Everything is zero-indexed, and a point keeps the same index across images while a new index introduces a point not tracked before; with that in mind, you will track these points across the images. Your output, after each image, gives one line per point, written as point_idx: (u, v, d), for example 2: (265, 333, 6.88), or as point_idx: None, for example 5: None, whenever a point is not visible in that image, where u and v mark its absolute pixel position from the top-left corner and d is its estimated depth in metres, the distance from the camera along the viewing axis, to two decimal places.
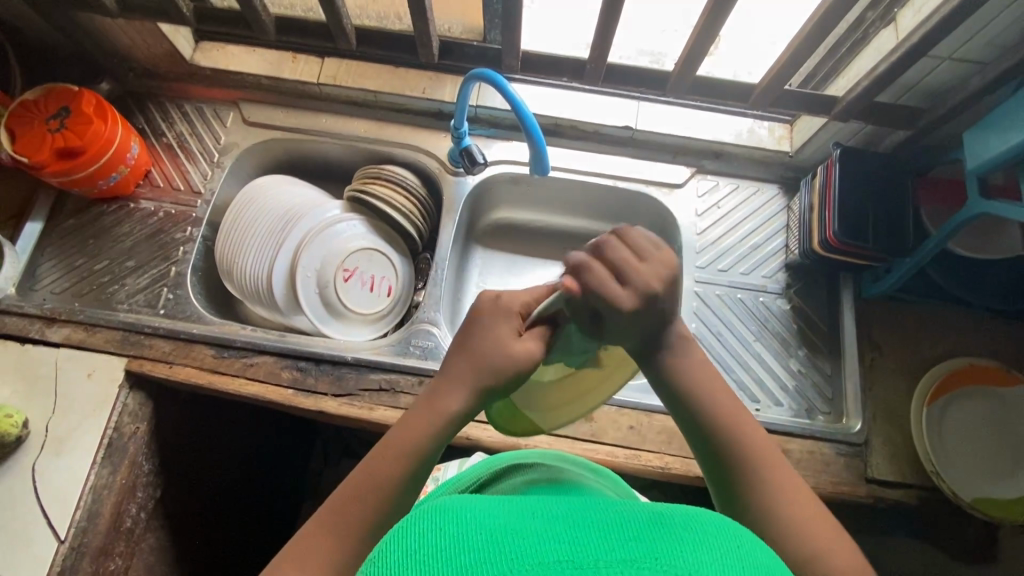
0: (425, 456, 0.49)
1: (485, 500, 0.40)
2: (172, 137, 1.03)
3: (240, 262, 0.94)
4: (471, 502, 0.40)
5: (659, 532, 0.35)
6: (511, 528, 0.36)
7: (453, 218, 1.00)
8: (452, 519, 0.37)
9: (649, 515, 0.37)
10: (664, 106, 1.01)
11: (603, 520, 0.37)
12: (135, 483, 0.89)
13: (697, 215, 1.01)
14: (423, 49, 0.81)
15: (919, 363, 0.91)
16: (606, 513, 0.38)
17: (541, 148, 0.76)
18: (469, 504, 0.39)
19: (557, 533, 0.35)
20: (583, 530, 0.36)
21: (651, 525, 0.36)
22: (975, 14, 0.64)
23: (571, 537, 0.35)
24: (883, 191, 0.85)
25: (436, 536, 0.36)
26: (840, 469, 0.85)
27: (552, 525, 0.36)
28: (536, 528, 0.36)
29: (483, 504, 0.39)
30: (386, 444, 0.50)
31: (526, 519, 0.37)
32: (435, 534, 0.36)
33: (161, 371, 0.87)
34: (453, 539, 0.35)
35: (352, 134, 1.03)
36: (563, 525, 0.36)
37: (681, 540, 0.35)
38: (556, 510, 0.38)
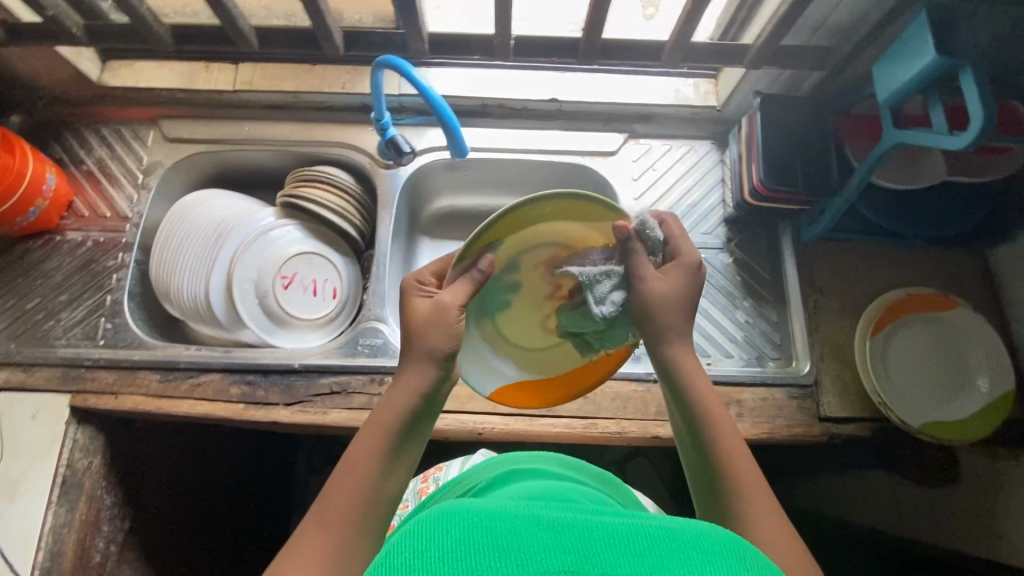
0: (405, 425, 0.54)
1: (494, 504, 0.41)
2: (92, 163, 1.00)
3: (177, 282, 0.92)
4: (483, 504, 0.41)
5: (664, 549, 0.37)
6: (518, 536, 0.37)
7: (390, 211, 0.99)
8: (461, 522, 0.38)
9: (657, 529, 0.39)
10: (588, 75, 1.01)
11: (610, 533, 0.38)
12: (98, 518, 0.88)
13: (633, 180, 1.01)
14: (325, 43, 0.78)
15: (861, 299, 0.92)
16: (615, 524, 0.39)
17: (455, 129, 0.74)
18: (480, 507, 0.40)
19: (562, 543, 0.37)
20: (586, 541, 0.37)
21: (656, 539, 0.38)
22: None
23: (575, 552, 0.36)
24: (806, 135, 0.86)
25: (443, 538, 0.37)
26: (794, 412, 0.86)
27: (556, 533, 0.38)
28: (541, 536, 0.37)
29: (493, 508, 0.40)
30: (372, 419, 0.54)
31: (533, 525, 0.39)
32: (443, 534, 0.37)
33: (107, 403, 0.85)
34: (461, 543, 0.36)
35: (278, 139, 1.01)
36: (568, 539, 0.37)
37: (685, 559, 0.36)
38: (565, 519, 0.40)
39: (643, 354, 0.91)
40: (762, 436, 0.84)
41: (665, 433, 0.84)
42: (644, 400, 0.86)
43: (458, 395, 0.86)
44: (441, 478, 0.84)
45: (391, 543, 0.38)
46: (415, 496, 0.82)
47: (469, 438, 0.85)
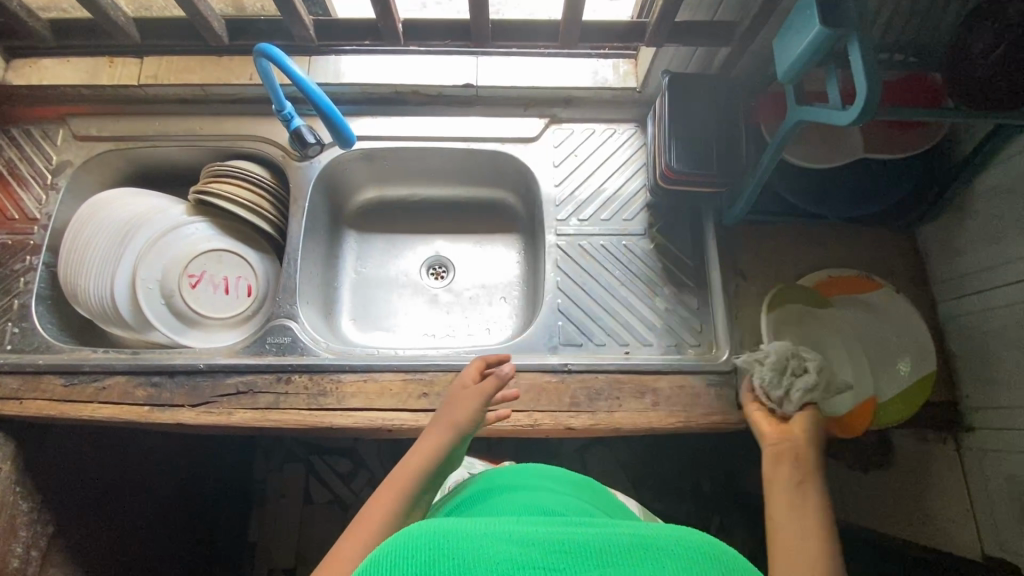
0: (442, 460, 0.67)
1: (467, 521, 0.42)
2: (1, 165, 0.98)
3: (83, 283, 0.90)
4: (451, 523, 0.42)
5: (638, 559, 0.38)
6: (487, 557, 0.38)
7: (302, 205, 0.96)
8: (442, 544, 0.39)
9: (632, 538, 0.40)
10: (504, 56, 0.97)
11: (583, 545, 0.39)
12: (13, 524, 0.88)
13: (554, 166, 0.98)
14: (206, 32, 0.76)
15: (784, 283, 0.90)
16: (588, 536, 0.40)
17: (339, 120, 0.72)
18: (451, 525, 0.41)
19: (536, 559, 0.38)
20: (564, 554, 0.38)
21: (630, 550, 0.39)
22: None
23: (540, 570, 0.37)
24: (717, 115, 0.83)
25: (409, 559, 0.38)
26: (712, 400, 0.85)
27: (528, 549, 0.39)
28: (512, 552, 0.38)
29: (475, 527, 0.41)
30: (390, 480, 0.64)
31: (505, 542, 0.39)
32: (408, 558, 0.38)
33: (11, 409, 0.84)
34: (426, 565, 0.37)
35: (188, 134, 0.99)
36: (539, 554, 0.38)
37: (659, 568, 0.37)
38: (541, 535, 0.40)
39: (559, 345, 0.89)
40: (678, 425, 0.83)
41: (578, 424, 0.82)
42: (558, 391, 0.84)
43: (366, 392, 0.84)
44: None
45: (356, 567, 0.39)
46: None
47: (380, 434, 0.84)
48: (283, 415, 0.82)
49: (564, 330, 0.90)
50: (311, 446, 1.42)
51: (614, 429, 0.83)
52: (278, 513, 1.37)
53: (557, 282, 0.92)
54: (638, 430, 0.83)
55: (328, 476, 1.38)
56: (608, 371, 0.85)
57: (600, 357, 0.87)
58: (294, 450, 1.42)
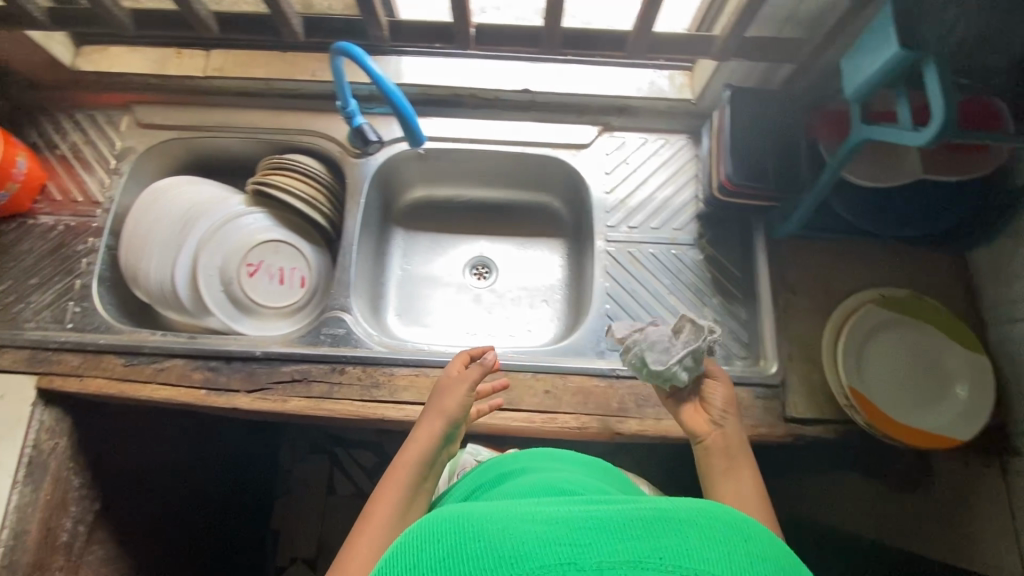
0: (436, 451, 0.71)
1: (488, 507, 0.42)
2: (66, 148, 1.01)
3: (143, 267, 0.93)
4: (479, 510, 0.42)
5: (663, 528, 0.38)
6: (510, 538, 0.38)
7: (358, 201, 0.98)
8: (466, 529, 0.40)
9: (654, 510, 0.39)
10: (561, 65, 0.99)
11: (604, 519, 0.39)
12: (65, 498, 0.90)
13: (606, 173, 0.99)
14: (284, 29, 0.77)
15: (832, 299, 0.91)
16: (611, 511, 0.39)
17: (413, 120, 0.74)
18: (472, 513, 0.41)
19: (559, 535, 0.37)
20: (589, 530, 0.38)
21: (654, 520, 0.38)
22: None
23: (566, 545, 0.37)
24: (776, 131, 0.84)
25: (434, 549, 0.38)
26: (758, 412, 0.86)
27: (554, 526, 0.38)
28: (535, 529, 0.38)
29: (498, 510, 0.42)
30: (390, 472, 0.70)
31: (527, 522, 0.39)
32: (437, 543, 0.39)
33: (72, 386, 0.86)
34: (451, 556, 0.38)
35: (248, 127, 1.01)
36: (563, 530, 0.38)
37: (683, 536, 0.37)
38: (563, 513, 0.40)
39: (607, 350, 0.91)
40: None
41: (625, 429, 0.83)
42: (606, 395, 0.85)
43: (417, 386, 0.86)
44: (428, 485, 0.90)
45: (388, 558, 0.40)
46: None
47: None
48: (336, 405, 0.84)
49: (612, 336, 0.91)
50: (336, 437, 1.43)
51: (660, 435, 0.84)
52: (303, 503, 1.38)
53: (607, 288, 0.93)
54: (683, 437, 0.84)
55: (353, 470, 1.40)
56: None
57: None
58: (319, 441, 1.44)
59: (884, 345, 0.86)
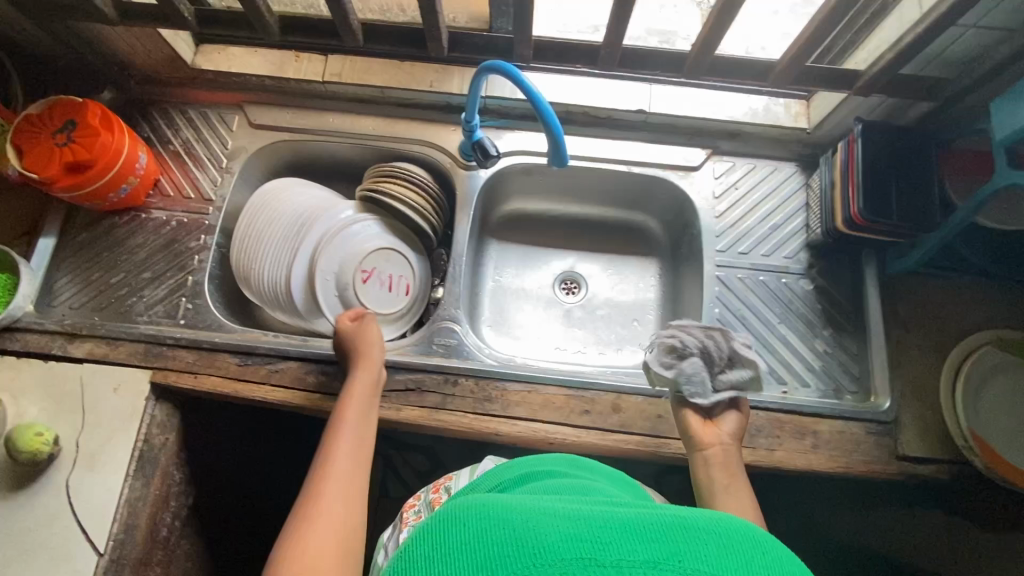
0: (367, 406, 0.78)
1: (510, 497, 0.44)
2: (178, 143, 1.01)
3: (257, 267, 0.93)
4: (504, 499, 0.44)
5: (685, 536, 0.39)
6: (533, 526, 0.40)
7: (468, 212, 0.99)
8: (486, 514, 0.42)
9: (674, 517, 0.40)
10: (677, 88, 0.99)
11: (626, 523, 0.40)
12: (168, 493, 0.89)
13: (714, 197, 0.99)
14: (433, 43, 0.78)
15: (947, 338, 0.90)
16: (632, 515, 0.41)
17: (559, 138, 0.74)
18: (498, 504, 0.43)
19: (581, 531, 0.39)
20: (609, 528, 0.39)
21: (678, 527, 0.39)
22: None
23: (587, 540, 0.38)
24: (907, 166, 0.83)
25: (459, 530, 0.41)
26: (872, 448, 0.85)
27: (577, 523, 0.40)
28: (560, 526, 0.40)
29: (518, 502, 0.44)
30: (325, 452, 0.73)
31: (555, 518, 0.41)
32: (459, 526, 0.42)
33: (186, 382, 0.87)
34: (478, 539, 0.40)
35: (360, 133, 1.02)
36: (582, 526, 0.40)
37: (703, 545, 0.38)
38: (584, 511, 0.42)
39: None
40: (838, 469, 0.83)
41: None
42: None
43: (530, 403, 0.86)
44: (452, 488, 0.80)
45: (415, 538, 0.43)
46: (428, 506, 0.79)
47: (539, 446, 0.85)
48: (449, 417, 0.85)
49: None
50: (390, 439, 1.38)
51: (774, 466, 0.83)
52: None
53: (716, 314, 0.93)
54: (796, 470, 0.84)
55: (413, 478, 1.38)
56: (769, 408, 0.86)
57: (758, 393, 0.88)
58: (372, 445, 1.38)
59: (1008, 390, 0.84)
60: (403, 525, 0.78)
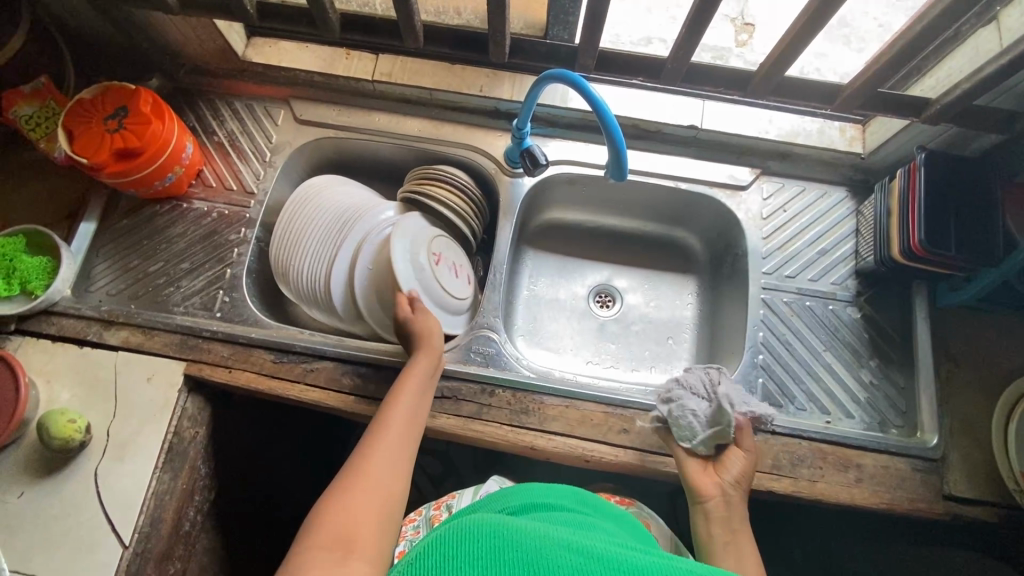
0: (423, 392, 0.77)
1: (524, 524, 0.48)
2: (223, 135, 1.01)
3: (296, 263, 0.92)
4: (522, 527, 0.47)
5: None
6: (549, 557, 0.44)
7: (510, 220, 0.98)
8: (503, 536, 0.46)
9: (676, 569, 0.46)
10: (730, 105, 0.98)
11: (633, 567, 0.45)
12: (194, 487, 0.88)
13: (761, 219, 0.97)
14: (495, 47, 0.76)
15: (998, 376, 0.87)
16: (640, 562, 0.46)
17: (621, 150, 0.72)
18: (511, 529, 0.47)
19: (594, 570, 0.44)
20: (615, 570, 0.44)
21: None
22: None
23: None
24: (970, 198, 0.81)
25: (475, 547, 0.45)
26: (916, 485, 0.82)
27: (588, 561, 0.45)
28: (572, 562, 0.44)
29: (531, 529, 0.48)
30: (382, 419, 0.71)
31: (567, 552, 0.45)
32: (476, 543, 0.45)
33: (221, 376, 0.86)
34: (499, 560, 0.44)
35: (405, 133, 1.01)
36: (595, 566, 0.44)
37: None
38: (596, 551, 0.46)
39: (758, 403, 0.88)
40: (881, 505, 0.81)
41: (779, 488, 0.81)
42: (761, 450, 0.83)
43: (568, 418, 0.84)
44: (454, 506, 0.79)
45: (433, 542, 0.47)
46: (428, 523, 0.78)
47: (573, 463, 0.84)
48: (485, 428, 0.83)
49: (764, 387, 0.89)
50: None
51: (815, 498, 0.81)
52: None
53: (760, 338, 0.91)
54: (838, 503, 0.81)
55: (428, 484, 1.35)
56: (811, 438, 0.84)
57: (802, 422, 0.86)
58: None
59: None
60: (401, 539, 0.78)
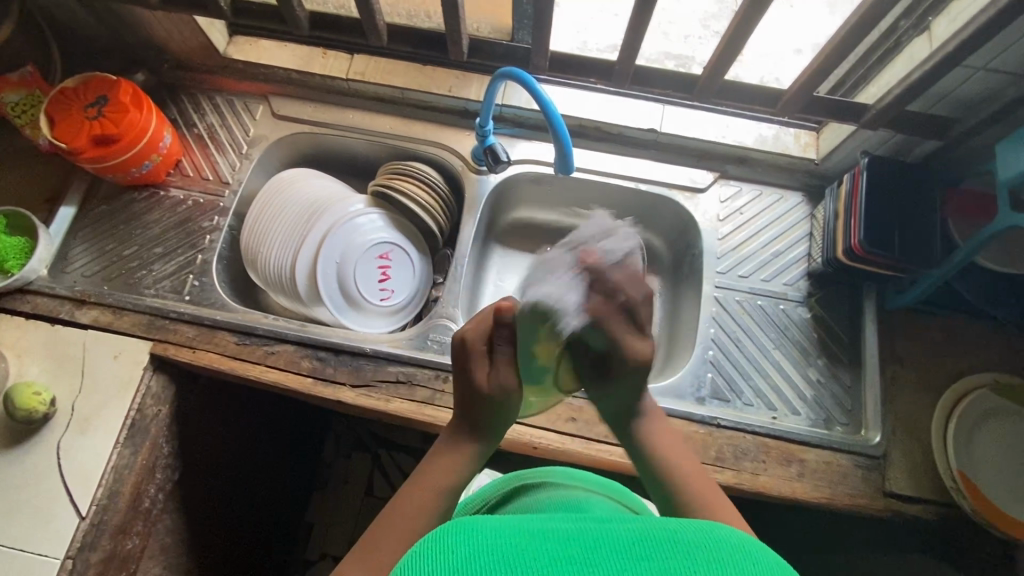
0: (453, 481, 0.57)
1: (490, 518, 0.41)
2: (203, 128, 1.05)
3: (265, 251, 0.96)
4: (488, 520, 0.41)
5: (669, 549, 0.37)
6: (521, 551, 0.37)
7: (474, 215, 1.01)
8: (463, 539, 0.39)
9: (661, 532, 0.39)
10: (690, 111, 1.01)
11: (614, 539, 0.39)
12: (155, 464, 0.90)
13: (718, 220, 1.00)
14: (453, 46, 0.85)
15: (942, 378, 0.89)
16: (620, 531, 0.39)
17: (567, 149, 0.77)
18: (481, 523, 0.40)
19: (569, 553, 0.37)
20: (594, 547, 0.38)
21: (662, 541, 0.38)
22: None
23: (579, 560, 0.37)
24: (911, 202, 0.84)
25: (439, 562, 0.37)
26: (858, 482, 0.84)
27: (563, 545, 0.38)
28: (547, 550, 0.38)
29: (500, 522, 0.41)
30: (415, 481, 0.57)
31: (538, 539, 0.39)
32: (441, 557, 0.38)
33: (185, 356, 0.89)
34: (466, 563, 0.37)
35: (377, 130, 1.04)
36: (572, 547, 0.38)
37: (691, 560, 0.37)
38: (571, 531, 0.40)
39: (706, 397, 0.90)
40: (822, 500, 0.82)
41: (722, 480, 0.82)
42: (706, 443, 0.84)
43: None
44: None
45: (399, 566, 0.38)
46: None
47: (523, 450, 0.85)
48: (436, 413, 0.85)
49: (713, 382, 0.91)
50: (381, 438, 1.38)
51: (757, 491, 0.82)
52: (342, 503, 1.34)
53: (711, 335, 0.94)
54: (780, 497, 0.82)
55: (397, 479, 1.35)
56: (756, 432, 0.86)
57: (748, 416, 0.88)
58: (363, 439, 1.39)
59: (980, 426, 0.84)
60: None
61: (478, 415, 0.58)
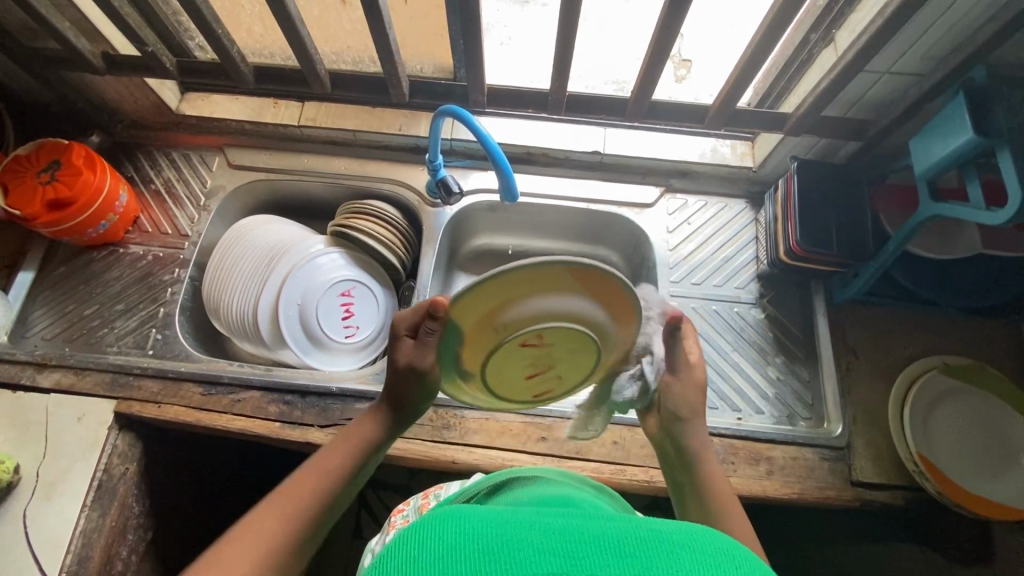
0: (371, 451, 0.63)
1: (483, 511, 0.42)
2: (159, 183, 1.06)
3: (226, 299, 0.97)
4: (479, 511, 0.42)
5: (657, 548, 0.37)
6: (512, 541, 0.38)
7: (433, 246, 1.03)
8: (457, 529, 0.39)
9: (650, 531, 0.39)
10: (630, 131, 1.06)
11: (603, 536, 0.38)
12: (126, 525, 0.88)
13: (668, 232, 1.03)
14: (395, 88, 0.92)
15: (895, 364, 0.93)
16: (610, 529, 0.39)
17: (508, 174, 0.81)
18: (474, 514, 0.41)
19: (557, 546, 0.37)
20: (585, 545, 0.37)
21: (650, 540, 0.38)
22: (912, 21, 0.69)
23: (566, 553, 0.37)
24: (844, 199, 0.88)
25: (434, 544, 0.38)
26: (826, 474, 0.85)
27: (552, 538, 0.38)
28: (531, 537, 0.38)
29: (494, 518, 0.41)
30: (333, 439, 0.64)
31: (528, 530, 0.40)
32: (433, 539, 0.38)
33: (150, 412, 0.88)
34: (453, 547, 0.38)
35: (332, 172, 1.07)
36: (563, 542, 0.38)
37: (678, 560, 0.36)
38: (560, 527, 0.40)
39: None
40: (793, 496, 0.83)
41: None
42: None
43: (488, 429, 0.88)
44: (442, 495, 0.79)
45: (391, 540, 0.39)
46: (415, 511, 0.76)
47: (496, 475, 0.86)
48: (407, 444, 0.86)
49: None
50: None
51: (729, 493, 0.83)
52: None
53: None
54: (752, 497, 0.83)
55: None
56: (723, 434, 0.87)
57: (714, 420, 0.89)
58: None
59: (930, 408, 0.87)
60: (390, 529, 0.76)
61: (402, 386, 0.62)
